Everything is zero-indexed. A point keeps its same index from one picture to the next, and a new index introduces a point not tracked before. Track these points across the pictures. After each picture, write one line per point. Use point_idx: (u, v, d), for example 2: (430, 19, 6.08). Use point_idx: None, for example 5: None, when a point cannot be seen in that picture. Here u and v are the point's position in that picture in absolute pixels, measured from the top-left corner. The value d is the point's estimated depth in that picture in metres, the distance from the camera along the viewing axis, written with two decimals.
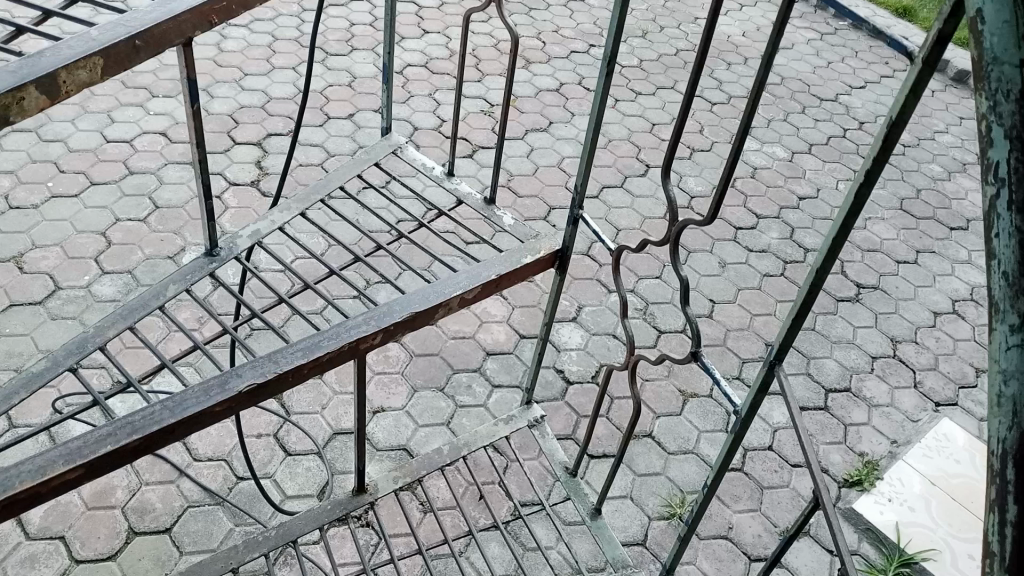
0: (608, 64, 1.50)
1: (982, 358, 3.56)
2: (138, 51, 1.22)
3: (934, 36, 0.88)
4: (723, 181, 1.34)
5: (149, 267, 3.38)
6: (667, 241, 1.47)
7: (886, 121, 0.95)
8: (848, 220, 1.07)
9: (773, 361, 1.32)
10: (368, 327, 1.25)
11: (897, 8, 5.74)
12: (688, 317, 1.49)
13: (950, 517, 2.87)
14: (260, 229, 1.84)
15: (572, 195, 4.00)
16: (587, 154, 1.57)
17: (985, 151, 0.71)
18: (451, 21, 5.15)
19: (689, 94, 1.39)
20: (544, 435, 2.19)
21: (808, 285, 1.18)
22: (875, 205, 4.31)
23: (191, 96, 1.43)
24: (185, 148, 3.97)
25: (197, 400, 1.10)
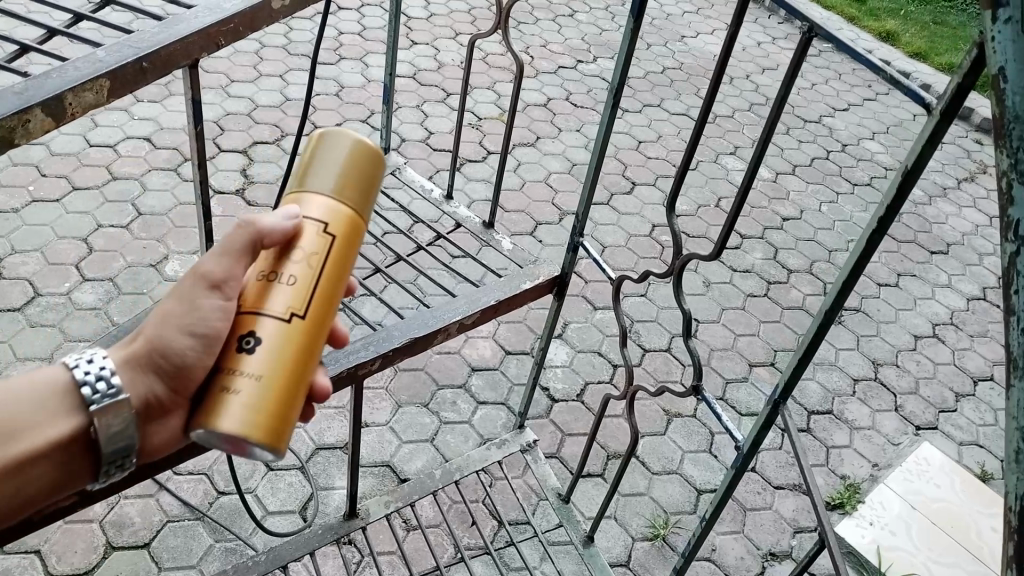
0: (613, 96, 1.52)
1: (961, 382, 3.59)
2: (145, 72, 1.20)
3: (954, 88, 0.89)
4: (734, 214, 1.38)
5: (131, 275, 3.34)
6: (670, 273, 1.48)
7: (902, 168, 0.96)
8: (860, 263, 1.09)
9: (778, 400, 1.34)
10: (367, 353, 1.23)
11: (879, 31, 5.73)
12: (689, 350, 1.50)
13: (930, 542, 2.90)
14: None
15: (559, 211, 4.00)
16: (589, 181, 1.57)
17: (1005, 209, 0.76)
18: (440, 33, 5.15)
19: (704, 113, 1.46)
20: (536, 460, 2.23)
21: (817, 325, 1.20)
22: (858, 227, 4.34)
23: (194, 118, 1.41)
24: (169, 154, 3.93)
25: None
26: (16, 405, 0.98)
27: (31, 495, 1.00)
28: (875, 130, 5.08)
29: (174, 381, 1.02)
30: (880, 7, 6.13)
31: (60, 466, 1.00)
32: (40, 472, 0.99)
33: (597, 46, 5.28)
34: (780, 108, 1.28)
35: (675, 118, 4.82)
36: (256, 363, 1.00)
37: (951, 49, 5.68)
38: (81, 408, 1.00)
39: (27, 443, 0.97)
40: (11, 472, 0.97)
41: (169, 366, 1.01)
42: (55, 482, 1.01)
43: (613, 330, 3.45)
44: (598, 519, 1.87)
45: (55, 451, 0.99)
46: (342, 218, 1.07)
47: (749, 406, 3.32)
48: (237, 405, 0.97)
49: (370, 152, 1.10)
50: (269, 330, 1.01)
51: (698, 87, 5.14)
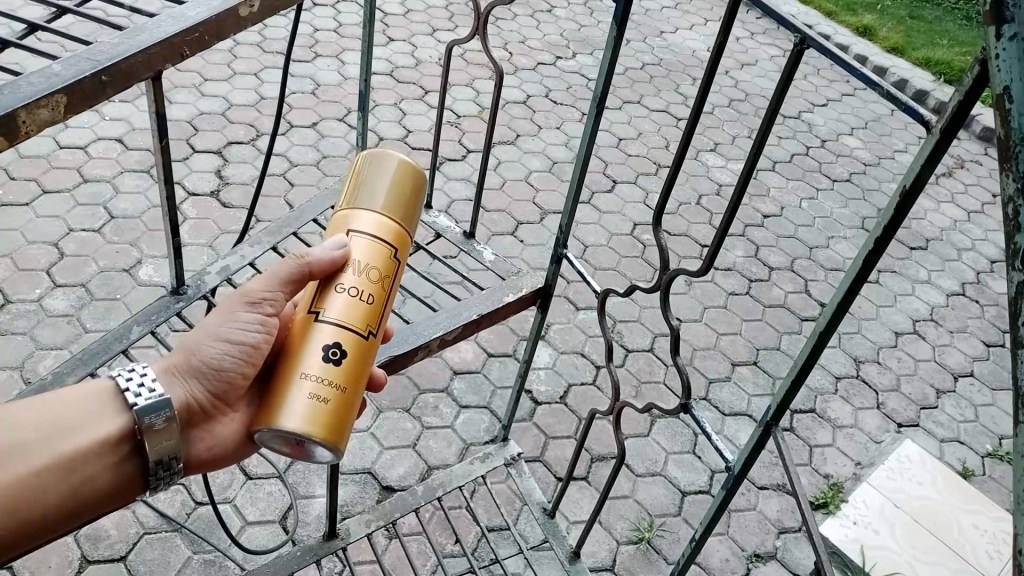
0: (596, 105, 1.48)
1: (942, 379, 3.60)
2: (104, 87, 1.15)
3: (954, 107, 0.86)
4: (722, 232, 1.35)
5: (104, 280, 3.27)
6: (656, 287, 1.46)
7: (899, 189, 0.93)
8: (856, 284, 1.06)
9: (769, 421, 1.32)
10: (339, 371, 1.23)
11: (857, 26, 5.73)
12: (678, 365, 1.49)
13: (914, 541, 2.90)
14: (229, 265, 1.77)
15: (539, 210, 3.96)
16: (572, 194, 1.54)
17: (1012, 234, 0.73)
18: (417, 29, 5.09)
19: (692, 125, 1.42)
20: (521, 474, 2.20)
21: (811, 345, 1.17)
22: (838, 223, 4.34)
23: (159, 132, 1.36)
24: (142, 155, 3.85)
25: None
26: (70, 410, 1.08)
27: (87, 497, 1.08)
28: (854, 127, 5.09)
29: (217, 391, 1.15)
30: (857, 1, 6.13)
31: (113, 468, 1.09)
32: (96, 472, 1.08)
33: (576, 42, 5.24)
34: (771, 122, 1.24)
35: (654, 115, 4.80)
36: (319, 366, 1.12)
37: (927, 44, 5.70)
38: (127, 411, 1.10)
39: (83, 441, 1.07)
40: (69, 471, 1.06)
41: (213, 376, 1.14)
42: (109, 483, 1.09)
43: (596, 331, 3.43)
44: (585, 532, 1.82)
45: (107, 451, 1.08)
46: (392, 233, 1.23)
47: (732, 406, 3.31)
48: (308, 405, 1.10)
49: (411, 174, 1.27)
50: (329, 335, 1.14)
51: (678, 83, 5.11)
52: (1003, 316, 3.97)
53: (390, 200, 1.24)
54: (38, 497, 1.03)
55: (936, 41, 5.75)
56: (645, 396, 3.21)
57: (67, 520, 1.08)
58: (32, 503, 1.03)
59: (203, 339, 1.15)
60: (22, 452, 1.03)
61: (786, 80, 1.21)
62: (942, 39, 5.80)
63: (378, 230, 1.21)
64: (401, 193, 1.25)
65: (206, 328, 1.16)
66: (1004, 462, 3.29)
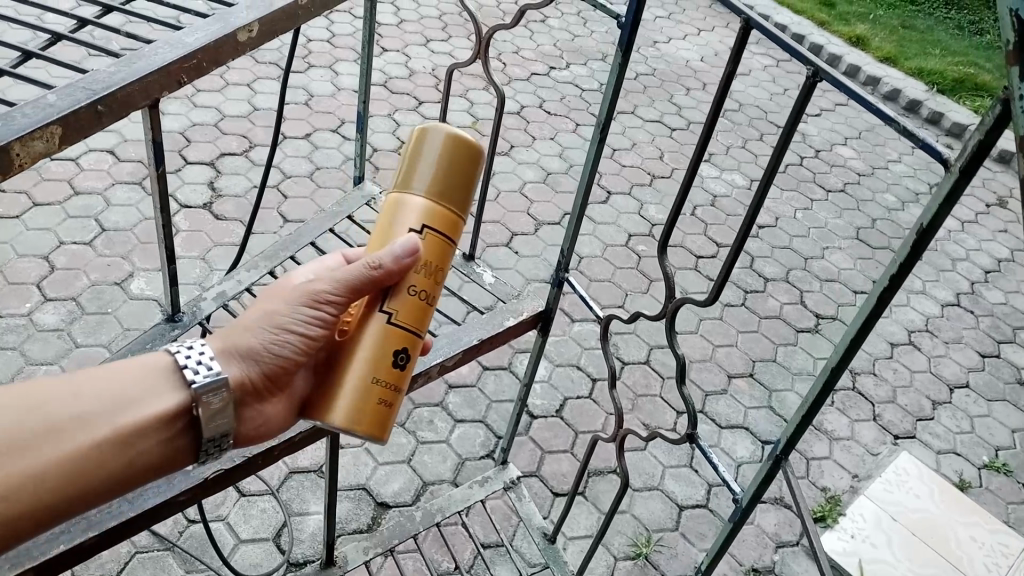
0: (599, 131, 1.47)
1: (938, 390, 3.59)
2: (100, 116, 1.13)
3: (974, 147, 0.85)
4: (727, 265, 1.35)
5: (95, 293, 3.23)
6: (663, 314, 1.49)
7: (916, 229, 0.92)
8: (870, 321, 1.04)
9: (778, 455, 1.31)
10: None
11: (849, 36, 5.74)
12: (683, 395, 1.52)
13: (912, 554, 2.89)
14: (226, 292, 1.76)
15: (534, 221, 3.95)
16: (575, 222, 1.55)
17: None
18: (411, 40, 5.08)
19: (697, 156, 1.41)
20: (521, 497, 2.26)
21: (823, 379, 1.15)
22: (832, 234, 4.33)
23: (155, 159, 1.34)
24: (133, 167, 3.82)
25: (159, 490, 1.15)
26: (125, 380, 0.99)
27: (140, 472, 1.00)
28: (847, 136, 5.09)
29: (272, 376, 1.10)
30: (849, 10, 6.15)
31: (167, 443, 1.01)
32: (150, 446, 1.00)
33: (570, 52, 5.24)
34: (780, 155, 1.23)
35: (649, 125, 4.79)
36: (374, 372, 1.13)
37: (920, 53, 5.72)
38: (183, 387, 1.02)
39: (138, 414, 0.99)
40: (124, 447, 0.97)
41: (269, 364, 1.08)
42: (162, 459, 1.01)
43: (591, 344, 3.41)
44: (590, 550, 1.94)
45: (162, 426, 1.00)
46: (444, 224, 1.16)
47: (729, 419, 3.30)
48: (368, 411, 1.13)
49: (469, 147, 1.16)
50: (388, 338, 1.13)
51: (671, 94, 5.11)
52: (997, 326, 3.97)
53: (450, 185, 1.16)
54: (91, 473, 0.95)
55: (928, 51, 5.77)
56: (641, 409, 3.19)
57: (119, 492, 1.00)
58: (84, 478, 0.95)
59: (261, 324, 1.09)
60: (75, 424, 0.95)
61: (796, 113, 1.20)
62: (934, 48, 5.83)
63: (439, 222, 1.16)
64: (466, 179, 1.17)
65: (264, 312, 1.09)
66: (1001, 473, 3.27)
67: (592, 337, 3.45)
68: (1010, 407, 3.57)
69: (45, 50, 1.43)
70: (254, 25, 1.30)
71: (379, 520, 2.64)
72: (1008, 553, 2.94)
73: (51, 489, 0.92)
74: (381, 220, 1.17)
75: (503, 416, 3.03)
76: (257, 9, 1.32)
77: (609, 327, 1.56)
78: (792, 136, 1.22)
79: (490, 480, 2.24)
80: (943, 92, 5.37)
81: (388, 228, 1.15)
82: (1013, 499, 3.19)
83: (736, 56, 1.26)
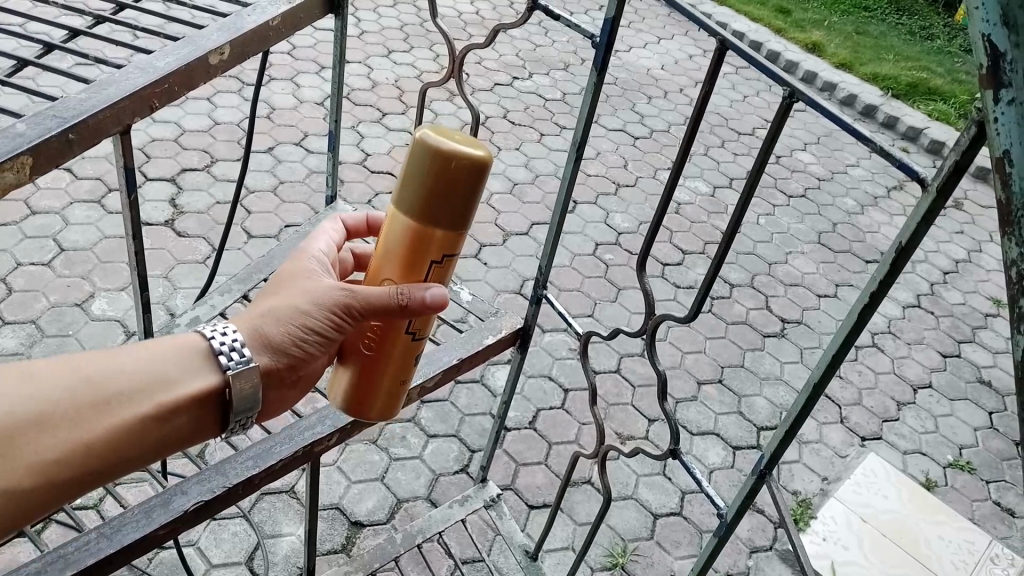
0: (575, 151, 1.47)
1: (902, 391, 3.65)
2: (71, 145, 1.10)
3: (950, 168, 0.87)
4: (706, 284, 1.37)
5: (55, 315, 3.16)
6: (643, 331, 1.51)
7: (896, 246, 0.95)
8: (852, 337, 1.06)
9: (762, 470, 1.32)
10: (327, 429, 1.30)
11: (806, 42, 5.82)
12: (665, 414, 1.54)
13: (882, 555, 2.93)
14: (197, 316, 1.77)
15: (501, 232, 3.94)
16: (552, 239, 1.56)
17: (1017, 301, 0.75)
18: (372, 51, 5.05)
19: (674, 175, 1.42)
20: (501, 515, 2.25)
21: (807, 396, 1.17)
22: (795, 239, 4.39)
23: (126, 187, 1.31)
24: (92, 184, 3.75)
25: (136, 525, 1.12)
26: (160, 359, 1.03)
27: (172, 446, 1.05)
28: (807, 142, 5.17)
29: (295, 367, 1.12)
30: (805, 17, 6.25)
31: (198, 419, 1.06)
32: (183, 422, 1.04)
33: (532, 62, 5.26)
34: (757, 174, 1.25)
35: (612, 134, 4.82)
36: (389, 368, 1.18)
37: (874, 59, 5.83)
38: (217, 370, 1.05)
39: (173, 392, 1.03)
40: (158, 423, 1.02)
41: (295, 355, 1.11)
42: (191, 435, 1.06)
43: (563, 353, 3.42)
44: (573, 565, 1.96)
45: (193, 404, 1.04)
46: (441, 244, 1.09)
47: (700, 425, 3.32)
48: (385, 401, 1.21)
49: (466, 172, 1.03)
50: (408, 346, 1.17)
51: (633, 103, 5.14)
52: (957, 326, 4.05)
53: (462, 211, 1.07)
54: (127, 446, 1.00)
55: (883, 56, 5.88)
56: (613, 417, 3.20)
57: (152, 462, 1.05)
58: (120, 451, 1.00)
59: (287, 320, 1.09)
60: (115, 399, 1.00)
61: (774, 134, 1.22)
62: (888, 54, 5.94)
63: (452, 246, 1.10)
64: (475, 198, 1.06)
65: (288, 310, 1.09)
66: (965, 472, 3.34)
67: (563, 347, 3.46)
68: (972, 405, 3.64)
69: (11, 77, 1.39)
70: (226, 48, 1.29)
71: (354, 540, 2.61)
72: (973, 550, 3.00)
73: (90, 460, 0.98)
74: (393, 229, 1.10)
75: (476, 430, 3.02)
76: (228, 31, 1.31)
77: (588, 344, 1.58)
78: (770, 155, 1.23)
79: (469, 500, 2.23)
80: (898, 96, 5.48)
81: (402, 246, 1.10)
82: (978, 497, 3.25)
83: (713, 77, 1.27)
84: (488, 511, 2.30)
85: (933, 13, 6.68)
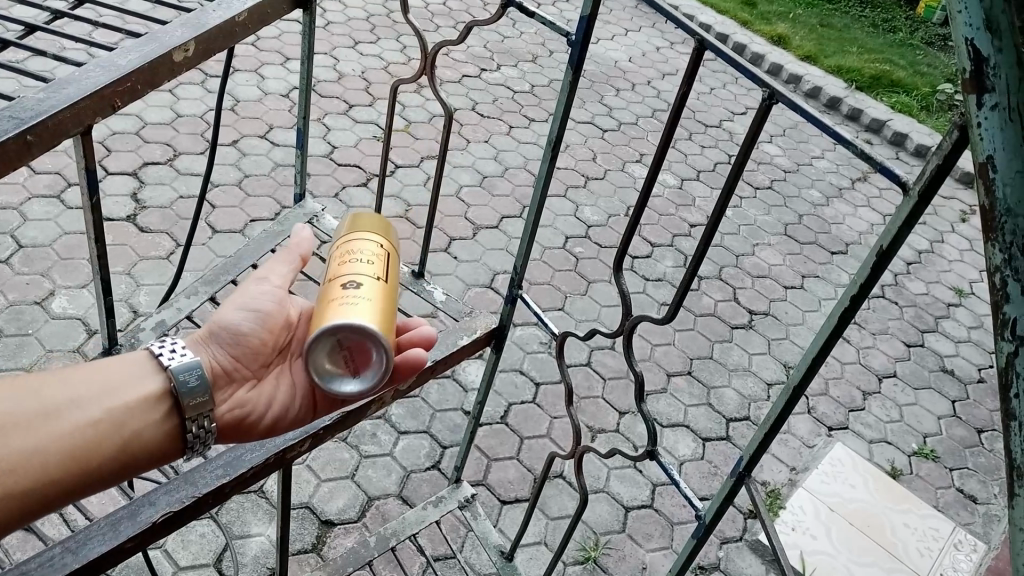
0: (551, 149, 1.46)
1: (868, 381, 3.69)
2: (29, 148, 1.07)
3: (933, 170, 0.88)
4: (683, 285, 1.37)
5: (13, 314, 3.08)
6: (620, 332, 1.51)
7: (877, 249, 0.96)
8: (831, 339, 1.07)
9: (742, 472, 1.34)
10: (298, 434, 1.28)
11: (771, 35, 5.86)
12: (642, 413, 1.54)
13: (849, 543, 2.98)
14: (164, 319, 1.73)
15: (471, 226, 3.92)
16: (528, 238, 1.55)
17: (999, 305, 0.77)
18: (338, 42, 4.99)
19: (652, 175, 1.42)
20: (475, 515, 2.23)
21: (786, 399, 1.18)
22: (762, 231, 4.42)
23: (89, 190, 1.28)
24: (51, 179, 3.65)
25: (104, 538, 1.09)
26: (112, 370, 1.07)
27: (138, 452, 1.05)
28: (773, 134, 5.21)
29: (236, 354, 1.20)
30: (771, 10, 6.29)
31: (159, 425, 1.07)
32: (143, 427, 1.06)
33: (500, 54, 5.23)
34: (737, 173, 1.24)
35: (581, 127, 4.82)
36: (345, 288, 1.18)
37: (838, 51, 5.88)
38: (161, 372, 1.09)
39: (127, 396, 1.06)
40: (120, 425, 1.04)
41: (232, 340, 1.19)
42: (157, 443, 1.07)
43: (534, 347, 3.41)
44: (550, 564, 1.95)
45: (151, 409, 1.07)
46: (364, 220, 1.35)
47: (670, 418, 3.34)
48: (340, 306, 1.14)
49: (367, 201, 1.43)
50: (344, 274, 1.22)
51: (601, 95, 5.14)
52: (920, 315, 4.11)
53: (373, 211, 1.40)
54: (90, 452, 1.02)
55: (846, 49, 5.94)
56: (584, 411, 3.21)
57: (119, 474, 1.05)
58: (84, 457, 1.01)
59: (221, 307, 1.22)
60: (72, 406, 1.03)
61: (753, 133, 1.21)
62: (852, 46, 6.01)
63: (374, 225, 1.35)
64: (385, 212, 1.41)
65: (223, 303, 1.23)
66: (929, 459, 3.39)
67: (534, 341, 3.45)
68: (935, 394, 3.70)
69: None
70: (191, 44, 1.25)
71: (324, 540, 2.59)
72: (938, 537, 3.06)
73: (53, 467, 0.99)
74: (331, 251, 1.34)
75: (447, 425, 3.00)
76: (192, 28, 1.27)
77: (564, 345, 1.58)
78: (749, 156, 1.23)
79: (443, 501, 2.21)
80: (862, 89, 5.53)
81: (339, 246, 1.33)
82: (941, 484, 3.31)
83: (691, 78, 1.27)
84: (462, 510, 2.29)
85: (896, 6, 6.75)
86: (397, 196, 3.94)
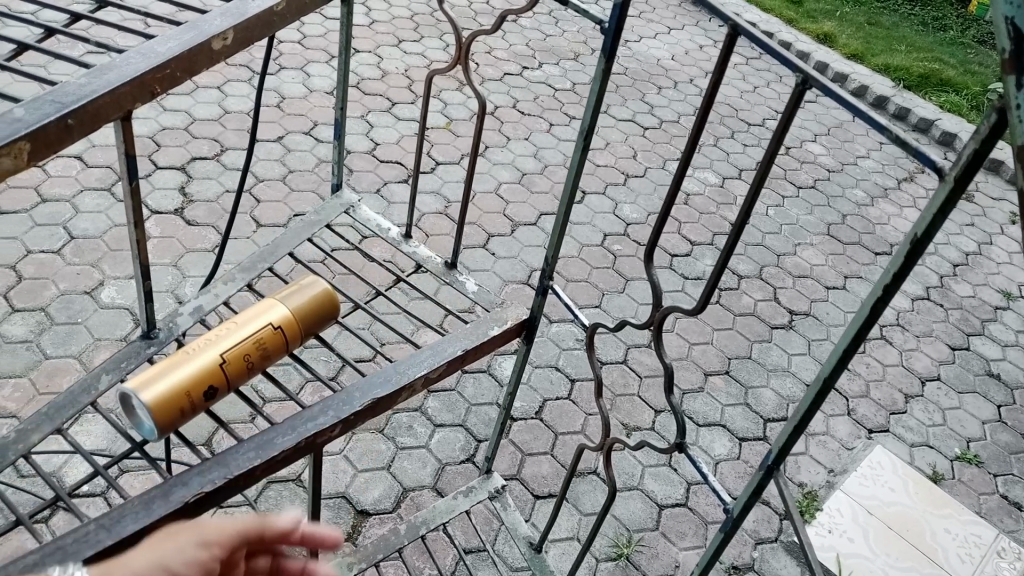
0: (584, 138, 1.47)
1: (910, 383, 3.63)
2: (69, 130, 1.11)
3: (969, 157, 0.88)
4: (714, 278, 1.37)
5: (64, 303, 3.18)
6: (650, 323, 1.51)
7: (911, 238, 0.95)
8: (862, 331, 1.07)
9: (771, 466, 1.32)
10: (325, 420, 1.29)
11: (817, 33, 5.78)
12: (671, 407, 1.53)
13: (887, 547, 2.94)
14: (202, 305, 1.77)
15: (511, 223, 3.94)
16: (559, 230, 1.56)
17: None
18: (381, 40, 5.05)
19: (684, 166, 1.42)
20: (506, 507, 2.25)
21: (816, 392, 1.17)
22: (804, 230, 4.37)
23: (129, 175, 1.32)
24: (103, 173, 3.75)
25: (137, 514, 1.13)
26: None
27: None
28: (817, 133, 5.14)
29: None
30: (817, 8, 6.20)
31: None
32: None
33: (542, 52, 5.24)
34: (769, 164, 1.24)
35: (621, 124, 4.81)
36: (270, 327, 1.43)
37: (886, 50, 5.77)
38: None
39: None
40: None
41: None
42: None
43: (570, 343, 3.42)
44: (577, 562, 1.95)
45: None
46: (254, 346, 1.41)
47: (706, 416, 3.32)
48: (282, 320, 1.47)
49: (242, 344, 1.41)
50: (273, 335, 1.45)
51: (644, 93, 5.11)
52: (966, 318, 4.03)
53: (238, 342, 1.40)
54: None
55: (895, 47, 5.83)
56: (620, 408, 3.20)
57: None
58: None
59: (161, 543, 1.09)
60: None
61: (786, 121, 1.21)
62: (900, 45, 5.90)
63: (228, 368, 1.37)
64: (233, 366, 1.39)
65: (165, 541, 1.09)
66: (972, 465, 3.33)
67: (570, 338, 3.46)
68: (980, 398, 3.63)
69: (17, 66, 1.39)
70: (228, 33, 1.29)
71: (358, 529, 2.62)
72: (979, 543, 3.00)
73: None
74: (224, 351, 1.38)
75: (483, 419, 3.03)
76: (230, 16, 1.30)
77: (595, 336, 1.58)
78: (782, 144, 1.22)
79: (474, 491, 2.23)
80: (910, 87, 5.43)
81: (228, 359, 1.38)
82: (985, 490, 3.24)
83: (724, 65, 1.27)
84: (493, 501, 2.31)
85: (948, 4, 6.61)
86: (438, 193, 3.97)
